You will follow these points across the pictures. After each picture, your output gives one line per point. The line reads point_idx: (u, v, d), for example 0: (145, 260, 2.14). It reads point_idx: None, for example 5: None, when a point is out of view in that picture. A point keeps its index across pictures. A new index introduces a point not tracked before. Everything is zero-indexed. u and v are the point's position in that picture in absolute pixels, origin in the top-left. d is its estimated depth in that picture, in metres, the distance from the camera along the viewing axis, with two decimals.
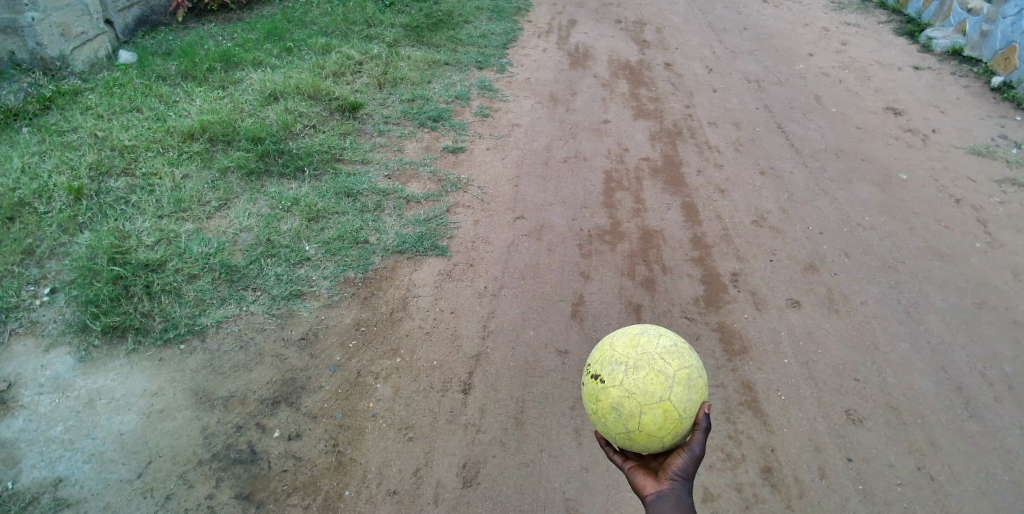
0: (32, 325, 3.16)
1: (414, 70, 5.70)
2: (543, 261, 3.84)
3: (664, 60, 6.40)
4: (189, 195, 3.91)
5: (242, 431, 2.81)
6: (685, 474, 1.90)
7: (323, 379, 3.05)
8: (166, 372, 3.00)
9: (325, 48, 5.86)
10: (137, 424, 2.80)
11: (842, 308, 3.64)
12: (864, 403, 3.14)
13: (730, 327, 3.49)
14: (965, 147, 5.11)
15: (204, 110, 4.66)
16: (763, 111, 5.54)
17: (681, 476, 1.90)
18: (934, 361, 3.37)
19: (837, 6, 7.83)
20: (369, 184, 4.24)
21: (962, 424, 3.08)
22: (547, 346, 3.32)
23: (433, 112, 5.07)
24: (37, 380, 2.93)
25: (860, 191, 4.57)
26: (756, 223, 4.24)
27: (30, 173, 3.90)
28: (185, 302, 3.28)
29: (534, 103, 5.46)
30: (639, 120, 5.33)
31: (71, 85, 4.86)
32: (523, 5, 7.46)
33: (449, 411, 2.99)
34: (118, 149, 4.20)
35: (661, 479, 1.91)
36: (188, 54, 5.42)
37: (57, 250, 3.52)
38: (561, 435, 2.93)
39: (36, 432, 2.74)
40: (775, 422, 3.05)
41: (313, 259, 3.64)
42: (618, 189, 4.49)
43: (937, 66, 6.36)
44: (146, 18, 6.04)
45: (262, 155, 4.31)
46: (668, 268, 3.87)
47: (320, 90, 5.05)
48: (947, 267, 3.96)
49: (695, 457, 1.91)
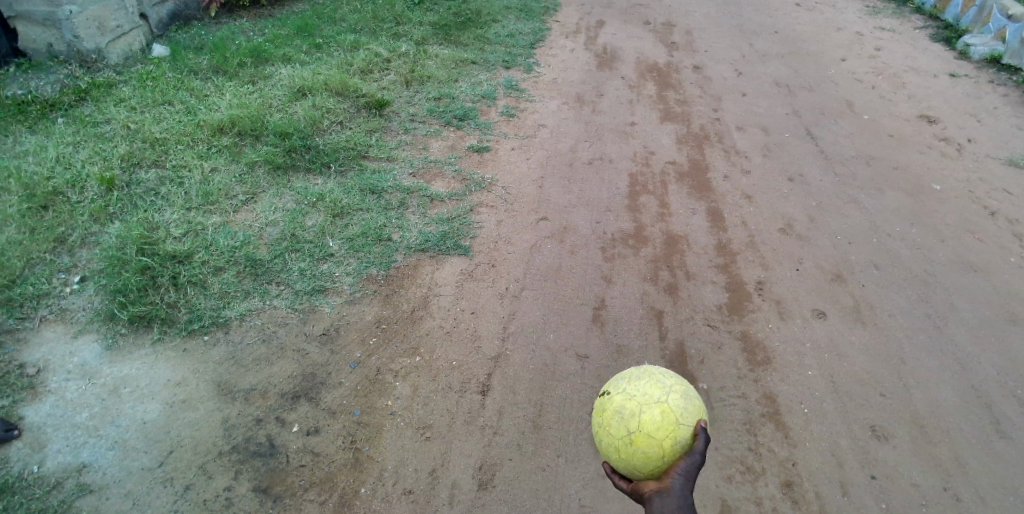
0: (62, 312, 3.22)
1: (441, 68, 5.71)
2: (565, 263, 3.82)
3: (693, 63, 6.33)
4: (217, 188, 3.97)
5: (261, 424, 2.83)
6: (686, 474, 1.90)
7: (342, 375, 3.07)
8: (189, 363, 3.04)
9: (354, 45, 5.89)
10: (160, 414, 2.84)
11: (869, 321, 3.56)
12: (890, 419, 3.07)
13: (753, 336, 3.44)
14: (1002, 158, 4.97)
15: (233, 104, 4.72)
16: (794, 116, 5.44)
17: (681, 476, 1.90)
18: (964, 377, 3.28)
19: (872, 10, 7.67)
20: (393, 182, 4.25)
21: (992, 443, 2.99)
22: (567, 350, 3.30)
23: (459, 111, 5.08)
24: (65, 366, 2.99)
25: (891, 201, 4.47)
26: (783, 231, 4.17)
27: (64, 163, 3.98)
28: (210, 294, 3.33)
29: (560, 104, 5.44)
30: (666, 123, 5.27)
31: (106, 78, 4.96)
32: (552, 5, 7.43)
33: (467, 412, 2.98)
34: (149, 141, 4.27)
35: (663, 480, 1.91)
36: (220, 49, 5.49)
37: (88, 239, 3.58)
38: (578, 441, 2.91)
39: (62, 417, 2.80)
40: (797, 435, 2.99)
41: (336, 256, 3.66)
42: (643, 193, 4.44)
43: (975, 74, 6.20)
44: (179, 13, 6.11)
45: (289, 150, 4.35)
46: (692, 274, 3.82)
47: (348, 87, 5.09)
48: (980, 281, 3.85)
49: (696, 461, 1.91)
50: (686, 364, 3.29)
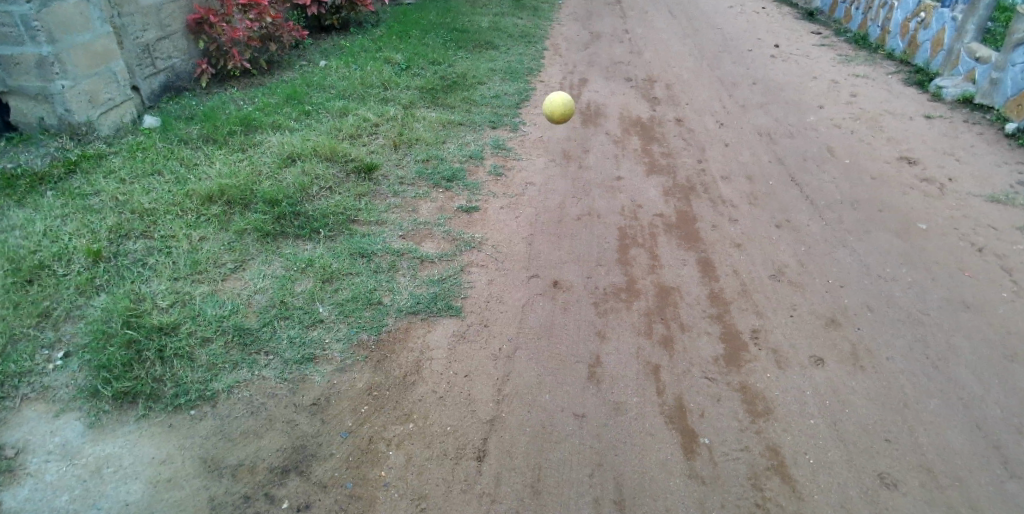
0: (44, 390, 3.14)
1: (428, 130, 5.81)
2: (558, 320, 3.78)
3: (675, 116, 6.47)
4: (205, 257, 3.94)
5: (249, 501, 2.73)
6: None
7: (334, 446, 2.98)
8: (174, 440, 2.95)
9: (342, 110, 6.01)
10: (144, 494, 2.73)
11: (868, 365, 3.52)
12: (898, 465, 2.99)
13: (752, 387, 3.38)
14: (984, 195, 5.05)
15: (223, 173, 4.75)
16: (777, 164, 5.53)
17: None
18: (969, 419, 3.23)
19: (845, 58, 7.93)
20: (383, 245, 4.25)
21: (1003, 485, 2.91)
22: (564, 410, 3.23)
23: (447, 172, 5.14)
24: (45, 447, 2.89)
25: (881, 243, 4.49)
26: (775, 277, 4.18)
27: (51, 236, 3.95)
28: (198, 366, 3.26)
29: (547, 161, 5.52)
30: (652, 176, 5.35)
31: (96, 150, 5.00)
32: (535, 65, 7.63)
33: (464, 480, 2.89)
34: (138, 212, 4.26)
35: None
36: (210, 119, 5.57)
37: (72, 313, 3.53)
38: (580, 505, 2.81)
39: (41, 501, 2.68)
40: (805, 488, 2.90)
41: (327, 321, 3.61)
42: (633, 245, 4.46)
43: (949, 115, 6.37)
44: (171, 84, 6.21)
45: (279, 217, 4.35)
46: (686, 325, 3.79)
47: (337, 152, 5.15)
48: (975, 319, 3.84)
49: None
50: (686, 419, 3.21)
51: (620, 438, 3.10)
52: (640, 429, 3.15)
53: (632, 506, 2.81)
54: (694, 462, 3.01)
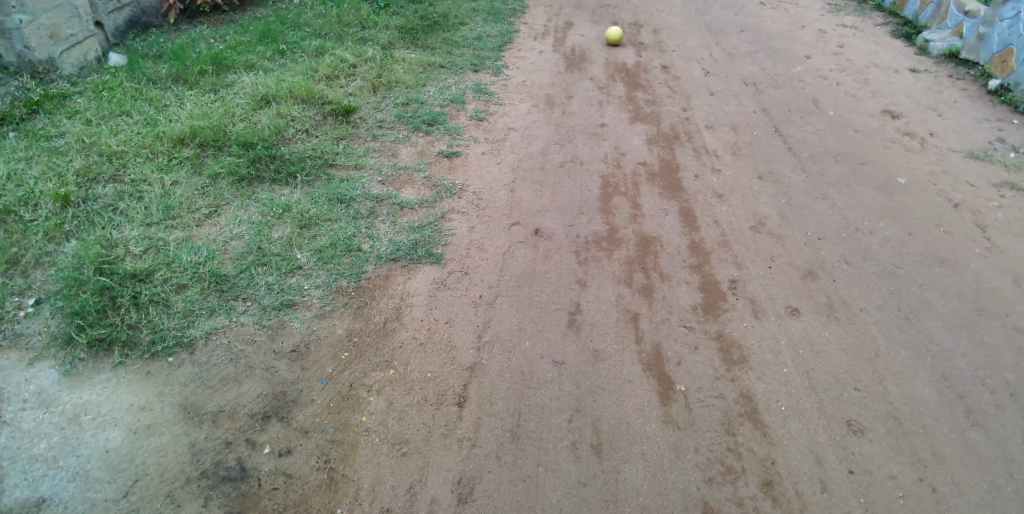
0: (17, 337, 3.09)
1: (408, 72, 5.63)
2: (539, 268, 3.78)
3: (661, 63, 6.34)
4: (178, 202, 3.85)
5: (231, 447, 2.75)
6: None
7: (314, 393, 2.99)
8: (153, 387, 2.93)
9: (319, 50, 5.78)
10: (123, 441, 2.73)
11: (842, 316, 3.59)
12: (866, 413, 3.09)
13: (728, 336, 3.44)
14: (964, 150, 5.07)
15: (195, 114, 4.58)
16: (762, 114, 5.48)
17: None
18: (936, 369, 3.32)
19: (834, 8, 7.77)
20: (362, 190, 4.17)
21: (964, 433, 3.04)
22: (544, 357, 3.26)
23: (428, 116, 5.02)
24: (20, 395, 2.87)
25: (860, 197, 4.52)
26: (755, 228, 4.19)
27: (16, 180, 3.82)
28: (174, 313, 3.22)
29: (530, 106, 5.40)
30: (636, 124, 5.27)
31: (59, 89, 4.78)
32: (519, 7, 7.38)
33: (444, 425, 2.93)
34: (107, 154, 4.12)
35: None
36: (180, 57, 5.34)
37: (42, 260, 3.45)
38: (558, 449, 2.88)
39: (19, 449, 2.68)
40: (776, 433, 3.00)
41: (305, 268, 3.57)
42: (615, 194, 4.43)
43: (934, 69, 6.32)
44: (137, 20, 5.92)
45: (254, 160, 4.23)
46: (667, 274, 3.81)
47: (314, 93, 4.98)
48: (948, 273, 3.91)
49: None
50: (663, 366, 3.26)
51: (598, 384, 3.15)
52: (618, 376, 3.20)
53: (608, 451, 2.89)
54: (670, 408, 3.07)
